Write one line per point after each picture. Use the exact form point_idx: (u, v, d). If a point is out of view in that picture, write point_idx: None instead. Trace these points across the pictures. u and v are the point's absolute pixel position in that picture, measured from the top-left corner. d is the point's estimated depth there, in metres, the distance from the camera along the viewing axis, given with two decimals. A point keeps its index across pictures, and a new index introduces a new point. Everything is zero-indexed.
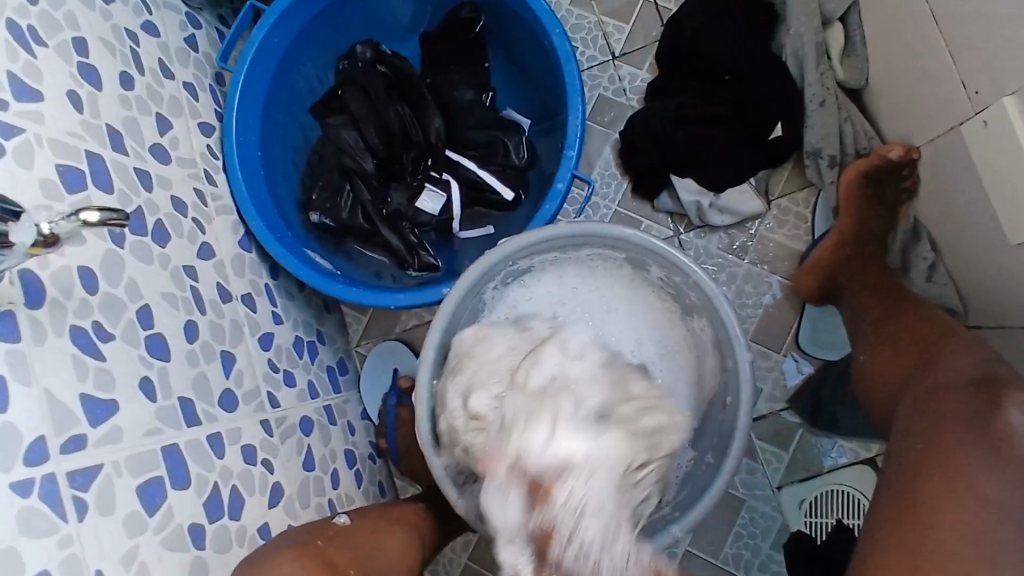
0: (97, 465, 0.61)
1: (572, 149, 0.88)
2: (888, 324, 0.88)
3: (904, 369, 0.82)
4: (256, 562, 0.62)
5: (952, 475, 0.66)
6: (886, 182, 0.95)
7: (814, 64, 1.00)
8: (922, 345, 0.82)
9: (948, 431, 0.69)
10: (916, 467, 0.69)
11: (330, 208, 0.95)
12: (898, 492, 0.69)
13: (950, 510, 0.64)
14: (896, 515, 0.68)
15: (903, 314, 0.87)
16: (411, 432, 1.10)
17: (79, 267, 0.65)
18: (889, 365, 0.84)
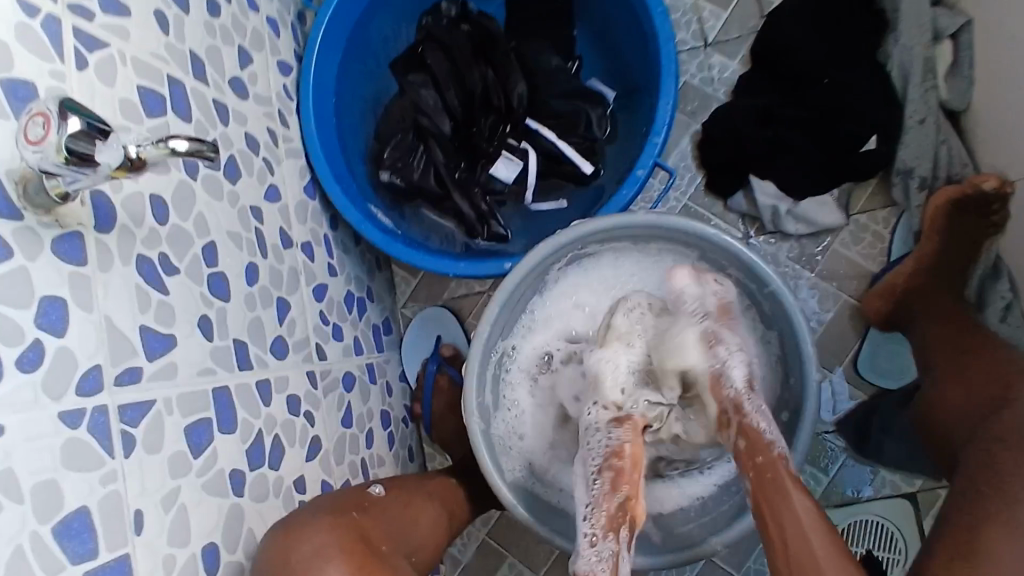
0: (149, 401, 0.58)
1: (659, 136, 0.85)
2: (959, 362, 0.84)
3: (969, 408, 0.79)
4: (291, 526, 0.59)
5: (1009, 510, 0.63)
6: (976, 215, 0.90)
7: (918, 81, 0.93)
8: (993, 383, 0.78)
9: (1011, 467, 0.66)
10: (985, 500, 0.66)
11: (401, 168, 0.93)
12: (957, 521, 0.67)
13: (1005, 546, 0.61)
14: (953, 552, 0.65)
15: (976, 350, 0.83)
16: (448, 401, 1.08)
17: (149, 195, 0.63)
18: (956, 399, 0.81)
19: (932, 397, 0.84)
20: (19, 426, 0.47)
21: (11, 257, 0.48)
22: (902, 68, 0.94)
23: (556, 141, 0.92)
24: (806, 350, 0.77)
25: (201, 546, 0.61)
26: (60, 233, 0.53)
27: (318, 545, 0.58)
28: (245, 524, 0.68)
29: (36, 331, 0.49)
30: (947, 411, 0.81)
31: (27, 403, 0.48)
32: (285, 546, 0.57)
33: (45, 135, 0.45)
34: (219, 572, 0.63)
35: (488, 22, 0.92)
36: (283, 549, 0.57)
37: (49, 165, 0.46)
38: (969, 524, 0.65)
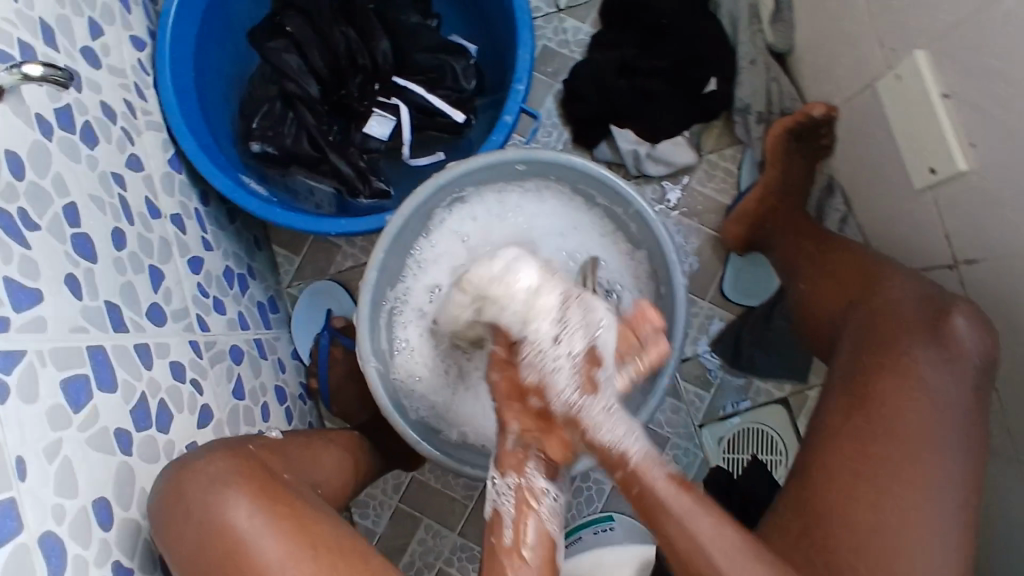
0: (20, 350, 0.56)
1: (521, 82, 0.90)
2: (818, 259, 0.92)
3: (839, 298, 0.85)
4: (183, 465, 0.59)
5: (899, 367, 0.71)
6: (807, 137, 1.01)
7: (745, 23, 1.06)
8: (851, 274, 0.86)
9: (888, 334, 0.74)
10: (867, 366, 0.73)
11: (272, 136, 0.92)
12: (848, 388, 0.73)
13: (907, 401, 0.69)
14: (847, 410, 0.72)
15: (829, 250, 0.91)
16: (345, 371, 1.08)
17: (3, 148, 0.60)
18: (824, 293, 0.88)
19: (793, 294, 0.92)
20: None
21: None
22: (732, 15, 1.07)
23: (425, 95, 0.94)
24: (672, 261, 0.84)
25: (90, 501, 0.60)
26: None
27: (213, 477, 0.59)
28: (135, 483, 0.66)
29: None
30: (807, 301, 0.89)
31: None
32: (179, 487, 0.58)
33: None
34: (113, 528, 0.62)
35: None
36: (179, 490, 0.58)
37: None
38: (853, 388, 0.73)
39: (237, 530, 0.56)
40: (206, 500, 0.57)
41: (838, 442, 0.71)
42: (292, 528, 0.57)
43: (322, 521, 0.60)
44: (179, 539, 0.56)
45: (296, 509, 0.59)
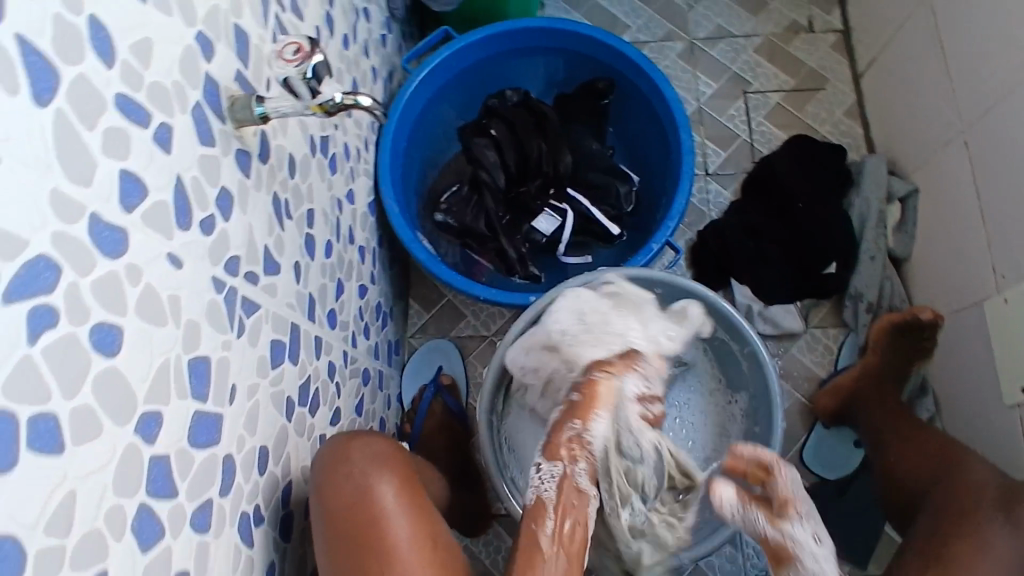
0: (257, 303, 0.68)
1: (672, 220, 1.04)
2: (910, 436, 1.00)
3: (928, 470, 0.94)
4: (353, 441, 0.72)
5: (977, 534, 0.80)
6: (912, 335, 1.09)
7: (873, 226, 1.18)
8: (944, 453, 0.94)
9: (974, 507, 0.83)
10: (950, 526, 0.82)
11: (455, 211, 1.12)
12: (929, 546, 0.82)
13: (981, 561, 0.78)
14: (925, 568, 0.80)
15: (922, 431, 0.99)
16: (439, 425, 1.17)
17: (288, 151, 0.77)
18: (916, 463, 0.95)
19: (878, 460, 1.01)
20: (189, 270, 0.57)
21: (213, 146, 0.61)
22: (862, 215, 1.19)
23: (588, 206, 1.12)
24: (776, 406, 0.92)
25: (258, 446, 0.68)
26: (239, 147, 0.66)
27: (374, 456, 0.71)
28: (286, 448, 0.74)
29: (213, 208, 0.61)
30: (898, 476, 0.96)
31: (196, 256, 0.58)
32: (346, 454, 0.70)
33: (296, 57, 0.61)
34: (265, 475, 0.69)
35: (544, 107, 1.14)
36: (346, 455, 0.70)
37: (290, 79, 0.61)
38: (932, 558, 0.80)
39: (384, 505, 0.66)
40: (368, 471, 0.68)
41: None
42: (423, 522, 0.68)
43: (440, 525, 0.70)
44: (338, 492, 0.67)
45: (427, 509, 0.70)
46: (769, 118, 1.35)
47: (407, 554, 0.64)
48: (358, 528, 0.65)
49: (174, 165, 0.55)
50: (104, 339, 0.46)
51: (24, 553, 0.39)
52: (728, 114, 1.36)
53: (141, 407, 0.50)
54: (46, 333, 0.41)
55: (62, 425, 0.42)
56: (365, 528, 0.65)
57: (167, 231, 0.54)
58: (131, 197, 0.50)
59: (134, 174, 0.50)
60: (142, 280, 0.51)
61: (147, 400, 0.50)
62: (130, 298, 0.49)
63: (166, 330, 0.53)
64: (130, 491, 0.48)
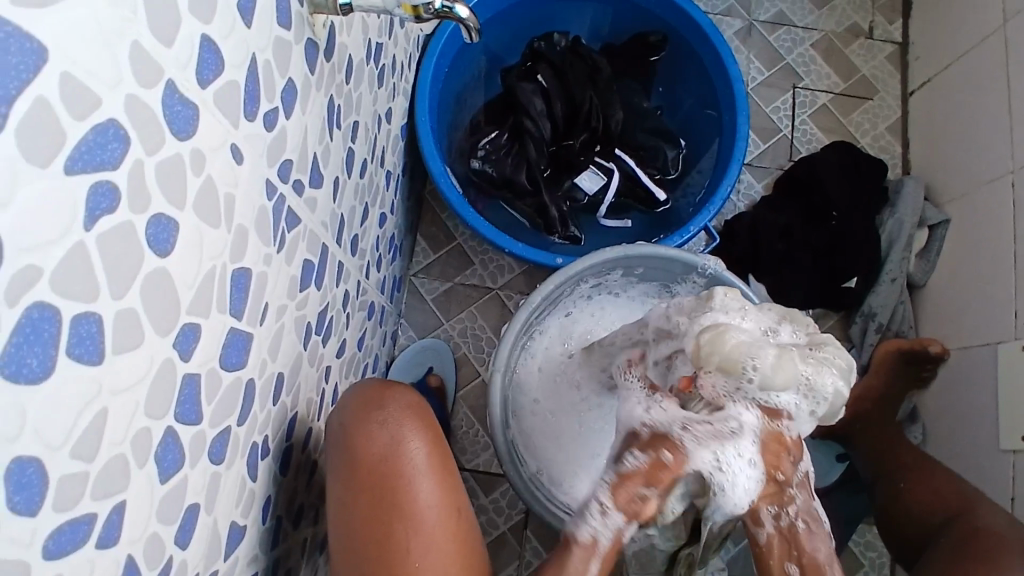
0: (299, 217, 0.61)
1: (715, 204, 1.00)
2: (912, 469, 0.98)
3: (936, 512, 0.91)
4: (390, 389, 0.63)
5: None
6: (915, 365, 1.10)
7: (900, 249, 1.16)
8: (958, 496, 0.91)
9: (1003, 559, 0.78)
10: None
11: (495, 160, 1.04)
12: None
13: None
14: None
15: (923, 465, 0.98)
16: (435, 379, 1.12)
17: (349, 53, 0.69)
18: (925, 507, 0.93)
19: (885, 490, 0.98)
20: (249, 168, 0.49)
21: (288, 30, 0.53)
22: (892, 235, 1.18)
23: (634, 167, 1.09)
24: None
25: (276, 373, 0.62)
26: (309, 36, 0.57)
27: (411, 407, 0.62)
28: (298, 377, 0.68)
29: (278, 101, 0.53)
30: (904, 512, 0.94)
31: (256, 152, 0.50)
32: (378, 400, 0.61)
33: None
34: (278, 406, 0.63)
35: (595, 56, 1.07)
36: (379, 399, 0.61)
37: None
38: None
39: (412, 462, 0.58)
40: (400, 419, 0.60)
41: None
42: (449, 491, 0.59)
43: (465, 500, 0.61)
44: (363, 438, 0.58)
45: (455, 478, 0.61)
46: (813, 118, 1.31)
47: (427, 525, 0.57)
48: (382, 479, 0.57)
49: (251, 43, 0.47)
50: (160, 234, 0.39)
51: (46, 479, 0.33)
52: (774, 106, 1.32)
53: (184, 319, 0.43)
54: (104, 218, 0.34)
55: (105, 330, 0.36)
56: (387, 484, 0.57)
57: (234, 118, 0.46)
58: (208, 71, 0.42)
59: (215, 43, 0.42)
60: (205, 172, 0.43)
61: (190, 311, 0.44)
62: (191, 190, 0.42)
63: (217, 232, 0.46)
64: (159, 413, 0.43)
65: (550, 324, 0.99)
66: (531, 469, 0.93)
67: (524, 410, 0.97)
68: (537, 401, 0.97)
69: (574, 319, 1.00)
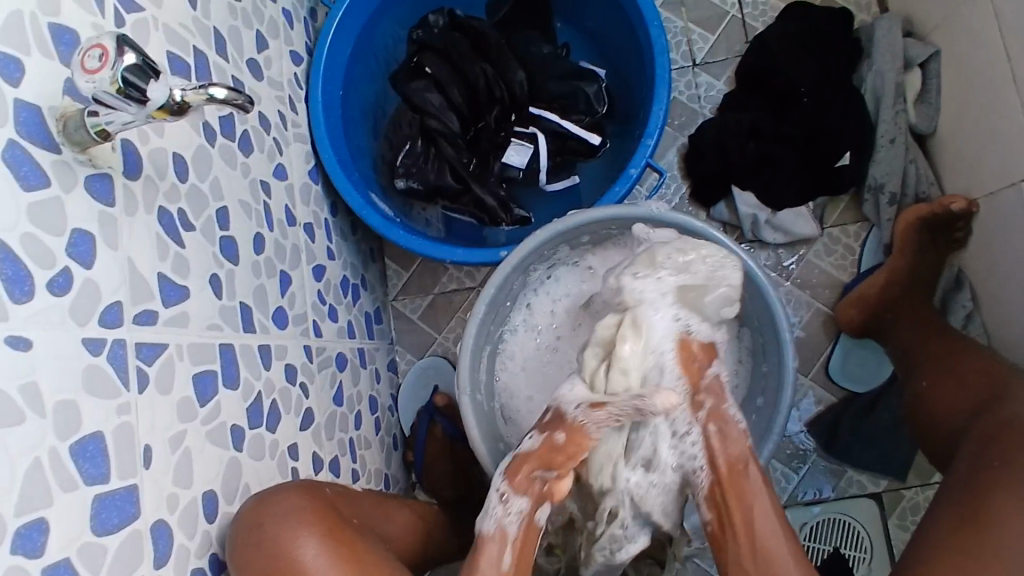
0: (162, 343, 0.60)
1: (651, 138, 0.91)
2: (940, 358, 0.88)
3: (961, 408, 0.82)
4: (263, 497, 0.66)
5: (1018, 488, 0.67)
6: (942, 230, 0.97)
7: (890, 101, 1.01)
8: (984, 382, 0.82)
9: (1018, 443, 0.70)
10: (981, 480, 0.70)
11: (416, 173, 0.98)
12: (961, 499, 0.71)
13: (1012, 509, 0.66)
14: (951, 526, 0.69)
15: (955, 353, 0.88)
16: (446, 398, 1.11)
17: (171, 151, 0.66)
18: (948, 400, 0.84)
19: (910, 391, 0.89)
20: (45, 344, 0.49)
21: (47, 186, 0.51)
22: (875, 92, 1.03)
23: (558, 121, 0.99)
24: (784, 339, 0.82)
25: (201, 494, 0.62)
26: (93, 171, 0.56)
27: (296, 509, 0.66)
28: (241, 479, 0.69)
29: (66, 258, 0.52)
30: (927, 410, 0.86)
31: (53, 323, 0.50)
32: (260, 513, 0.64)
33: (101, 67, 0.48)
34: (216, 521, 0.64)
35: (477, 23, 1.00)
36: (257, 514, 0.64)
37: (103, 95, 0.48)
38: (965, 497, 0.70)
39: (307, 568, 0.62)
40: (282, 528, 0.63)
41: (937, 557, 0.67)
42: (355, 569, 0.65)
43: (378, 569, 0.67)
44: (250, 558, 0.61)
45: (357, 553, 0.67)
46: None
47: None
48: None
49: None
50: None
51: None
52: None
53: (14, 524, 0.45)
54: None
55: None
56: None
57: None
58: None
59: None
60: None
61: (20, 512, 0.45)
62: None
63: (25, 426, 0.46)
64: None
65: (514, 318, 0.95)
66: None
67: (517, 414, 0.93)
68: (532, 398, 0.93)
69: (536, 306, 0.96)
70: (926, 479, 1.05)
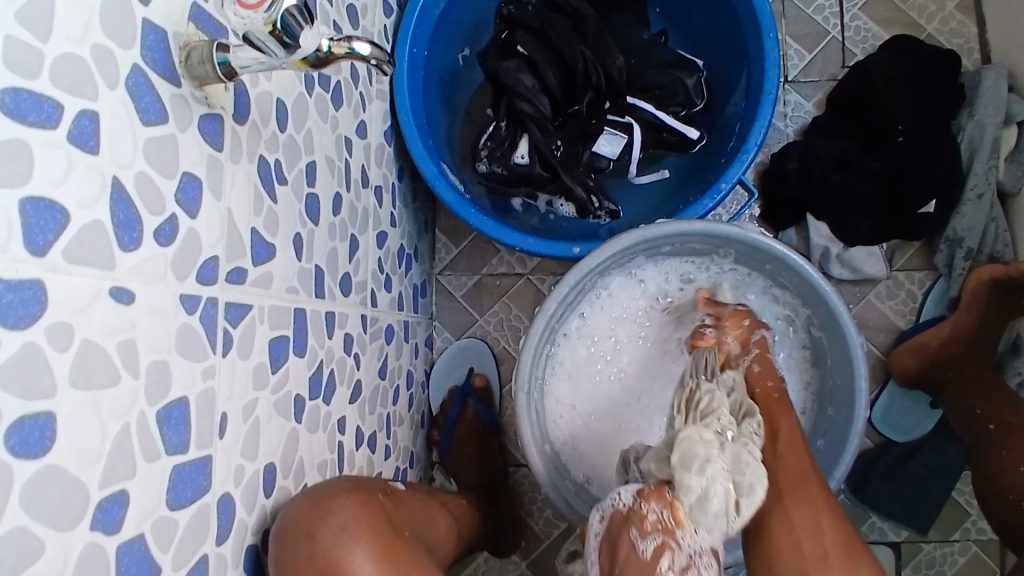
0: (248, 304, 0.56)
1: (747, 155, 0.87)
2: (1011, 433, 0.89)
3: None
4: (324, 501, 0.60)
5: None
6: (1011, 292, 0.94)
7: (986, 154, 1.00)
8: None
9: None
10: None
11: (500, 156, 0.95)
12: None
13: None
14: None
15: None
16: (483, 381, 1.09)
17: (276, 97, 0.61)
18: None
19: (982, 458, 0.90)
20: (147, 299, 0.44)
21: (164, 122, 0.46)
22: (972, 142, 1.01)
23: (654, 112, 0.96)
24: (860, 389, 0.80)
25: (263, 468, 0.59)
26: (206, 111, 0.51)
27: (352, 521, 0.60)
28: (297, 452, 0.65)
29: (173, 205, 0.47)
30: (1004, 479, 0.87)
31: (156, 277, 0.45)
32: (317, 514, 0.58)
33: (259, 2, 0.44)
34: (272, 496, 0.60)
35: (574, 3, 0.95)
36: (315, 517, 0.58)
37: (254, 34, 0.45)
38: None
39: None
40: (337, 539, 0.58)
41: None
42: None
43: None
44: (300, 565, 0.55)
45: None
46: (866, 9, 1.11)
47: None
48: None
49: (107, 167, 0.41)
50: (28, 437, 0.35)
51: None
52: (817, 5, 1.11)
53: (97, 496, 0.40)
54: None
55: None
56: None
57: (108, 262, 0.41)
58: (45, 234, 0.36)
59: (45, 199, 0.36)
60: (76, 339, 0.38)
61: (103, 484, 0.40)
62: (61, 369, 0.37)
63: (120, 387, 0.42)
64: None
65: (568, 325, 0.90)
66: (577, 479, 0.89)
67: (563, 418, 0.91)
68: (575, 408, 0.92)
69: (589, 317, 0.91)
70: (946, 537, 1.05)
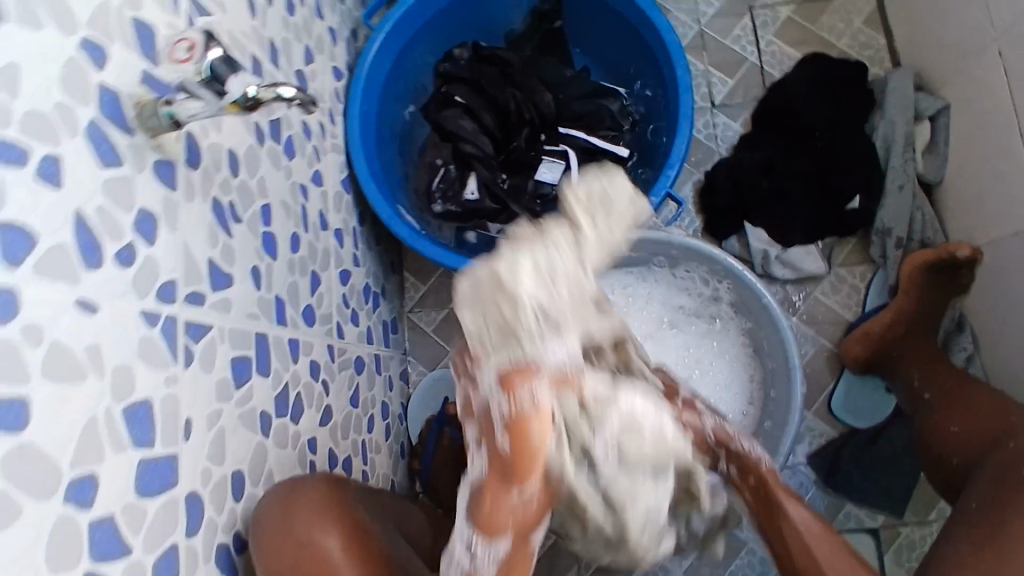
0: (208, 325, 0.63)
1: (671, 169, 0.95)
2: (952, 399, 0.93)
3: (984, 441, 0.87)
4: (294, 494, 0.68)
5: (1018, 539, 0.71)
6: (947, 277, 1.02)
7: (900, 150, 1.08)
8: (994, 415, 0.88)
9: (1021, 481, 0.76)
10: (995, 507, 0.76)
11: (452, 195, 1.05)
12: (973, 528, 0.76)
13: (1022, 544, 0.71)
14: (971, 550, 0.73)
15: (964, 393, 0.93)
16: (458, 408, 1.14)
17: (228, 148, 0.70)
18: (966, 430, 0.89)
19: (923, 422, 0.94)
20: (111, 311, 0.52)
21: (120, 166, 0.54)
22: (887, 140, 1.09)
23: (586, 138, 1.06)
24: (793, 368, 0.87)
25: (230, 473, 0.65)
26: (160, 158, 0.59)
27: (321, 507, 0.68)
28: (265, 465, 0.71)
29: (132, 234, 0.55)
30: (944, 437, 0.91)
31: (118, 294, 0.52)
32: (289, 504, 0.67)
33: (190, 59, 0.56)
34: (241, 501, 0.66)
35: (501, 53, 1.08)
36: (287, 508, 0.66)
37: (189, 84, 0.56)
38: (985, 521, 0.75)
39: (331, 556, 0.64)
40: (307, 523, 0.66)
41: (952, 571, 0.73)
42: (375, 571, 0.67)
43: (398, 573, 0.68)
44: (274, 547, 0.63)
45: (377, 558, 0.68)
46: (779, 34, 1.21)
47: None
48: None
49: (69, 201, 0.49)
50: (3, 416, 0.42)
51: None
52: (733, 35, 1.22)
53: (68, 475, 0.46)
54: None
55: None
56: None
57: (72, 276, 0.48)
58: (16, 251, 0.44)
59: (14, 223, 0.44)
60: (46, 340, 0.45)
61: (74, 464, 0.47)
62: (33, 363, 0.44)
63: (87, 384, 0.49)
64: (69, 564, 0.46)
65: None
66: None
67: None
68: None
69: None
70: (922, 518, 1.06)
